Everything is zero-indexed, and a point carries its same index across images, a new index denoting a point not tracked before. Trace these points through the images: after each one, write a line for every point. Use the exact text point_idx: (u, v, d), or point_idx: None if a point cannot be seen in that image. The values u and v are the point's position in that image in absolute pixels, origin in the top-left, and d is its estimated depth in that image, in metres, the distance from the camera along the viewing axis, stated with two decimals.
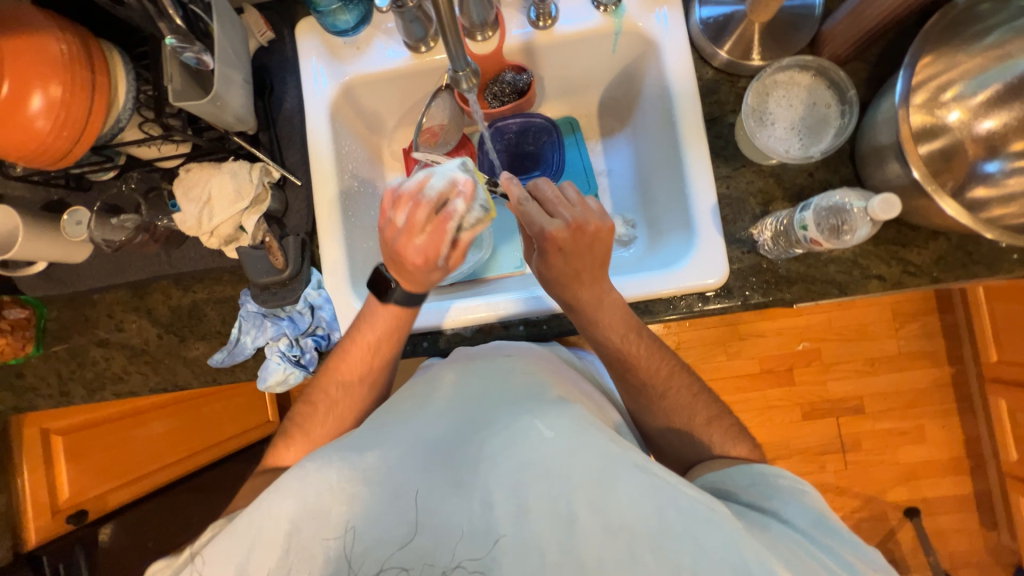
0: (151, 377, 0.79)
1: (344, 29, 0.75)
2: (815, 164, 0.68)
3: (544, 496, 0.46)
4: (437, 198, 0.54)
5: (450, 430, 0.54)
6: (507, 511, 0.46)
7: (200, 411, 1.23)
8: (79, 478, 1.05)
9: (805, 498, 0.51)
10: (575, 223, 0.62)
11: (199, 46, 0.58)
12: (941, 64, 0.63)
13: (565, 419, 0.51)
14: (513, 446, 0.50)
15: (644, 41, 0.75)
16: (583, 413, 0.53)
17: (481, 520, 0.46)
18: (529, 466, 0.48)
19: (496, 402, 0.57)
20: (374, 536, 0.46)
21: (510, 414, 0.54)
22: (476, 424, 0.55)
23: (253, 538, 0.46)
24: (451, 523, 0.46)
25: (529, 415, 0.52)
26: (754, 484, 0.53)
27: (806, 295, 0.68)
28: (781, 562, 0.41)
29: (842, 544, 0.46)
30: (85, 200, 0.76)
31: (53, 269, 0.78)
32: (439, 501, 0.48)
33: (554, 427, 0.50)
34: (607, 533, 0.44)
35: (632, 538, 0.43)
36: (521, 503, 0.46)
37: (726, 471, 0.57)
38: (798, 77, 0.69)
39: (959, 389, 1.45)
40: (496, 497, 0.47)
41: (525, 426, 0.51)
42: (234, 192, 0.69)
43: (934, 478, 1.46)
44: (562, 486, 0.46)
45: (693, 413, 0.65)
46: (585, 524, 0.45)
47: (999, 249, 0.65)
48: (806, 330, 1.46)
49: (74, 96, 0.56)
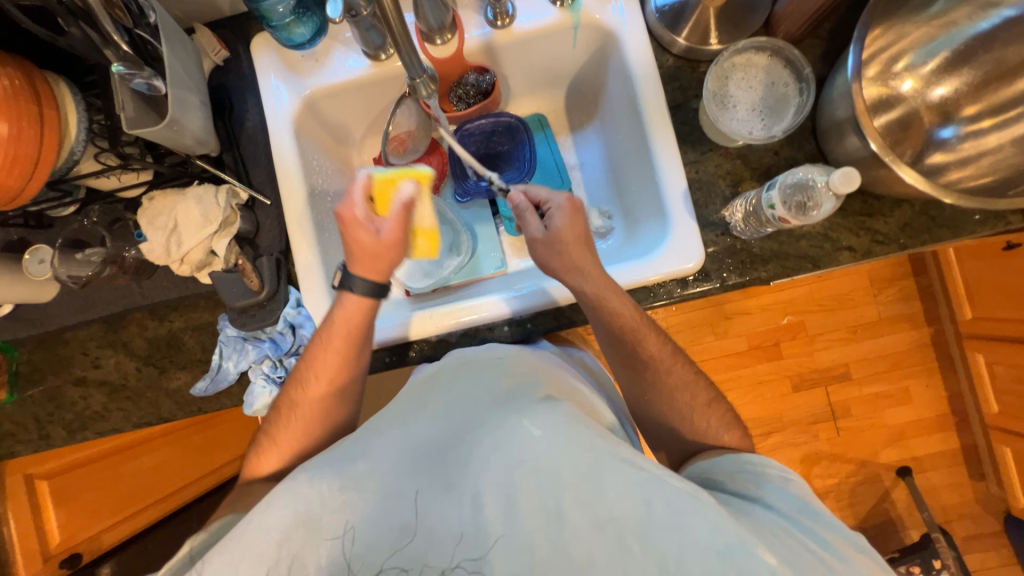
0: (133, 412, 0.77)
1: (301, 42, 0.74)
2: (779, 142, 0.70)
3: (534, 494, 0.46)
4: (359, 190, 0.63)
5: (437, 437, 0.54)
6: (497, 511, 0.46)
7: (189, 441, 1.18)
8: (70, 522, 1.04)
9: (789, 487, 0.52)
10: (567, 238, 0.65)
11: (149, 72, 0.57)
12: (891, 35, 0.64)
13: (553, 416, 0.51)
14: (501, 448, 0.49)
15: (603, 33, 0.75)
16: (571, 410, 0.53)
17: (471, 520, 0.46)
18: (515, 465, 0.48)
19: (484, 405, 0.57)
20: (370, 540, 0.46)
21: (497, 415, 0.54)
22: (466, 428, 0.55)
23: (243, 554, 0.45)
24: (443, 525, 0.46)
25: (517, 416, 0.52)
26: (741, 474, 0.55)
27: (781, 272, 0.69)
28: (764, 543, 0.42)
29: (825, 527, 0.47)
30: (46, 237, 0.74)
31: (20, 310, 0.76)
32: (429, 503, 0.48)
33: (542, 425, 0.50)
34: (595, 527, 0.44)
35: (620, 531, 0.44)
36: (511, 500, 0.46)
37: (715, 460, 0.58)
38: (755, 59, 0.70)
39: (940, 348, 1.49)
40: (486, 496, 0.47)
41: (513, 426, 0.51)
42: (201, 217, 0.67)
43: (922, 436, 1.50)
44: (550, 482, 0.46)
45: (681, 397, 0.66)
46: (575, 520, 0.45)
47: (960, 212, 0.67)
48: (789, 304, 1.49)
49: (22, 131, 0.54)
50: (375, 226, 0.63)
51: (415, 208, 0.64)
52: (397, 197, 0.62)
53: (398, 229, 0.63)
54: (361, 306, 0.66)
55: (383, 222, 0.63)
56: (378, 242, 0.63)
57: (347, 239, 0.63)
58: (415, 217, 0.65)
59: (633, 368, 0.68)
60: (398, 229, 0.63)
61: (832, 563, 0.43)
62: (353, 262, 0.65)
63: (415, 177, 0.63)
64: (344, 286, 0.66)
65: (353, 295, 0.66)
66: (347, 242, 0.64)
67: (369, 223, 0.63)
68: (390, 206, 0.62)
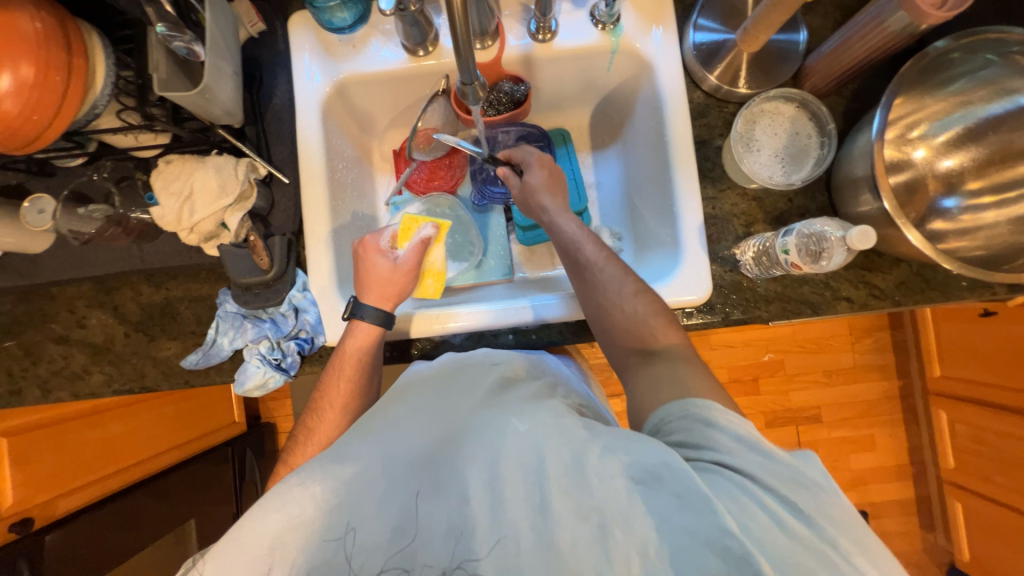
0: (115, 377, 0.74)
1: (342, 26, 0.74)
2: (794, 190, 0.72)
3: (519, 487, 0.46)
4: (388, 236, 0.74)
5: (428, 433, 0.53)
6: (483, 504, 0.47)
7: (161, 411, 1.19)
8: (28, 482, 0.91)
9: (737, 431, 0.47)
10: (538, 187, 0.74)
11: (190, 36, 0.56)
12: (913, 104, 0.67)
13: (539, 415, 0.52)
14: (489, 442, 0.50)
15: (639, 61, 0.77)
16: (556, 406, 0.54)
17: (458, 514, 0.47)
18: (502, 456, 0.48)
19: (472, 397, 0.56)
20: (376, 542, 0.47)
21: (485, 411, 0.54)
22: (456, 423, 0.54)
23: (242, 558, 0.46)
24: (435, 524, 0.47)
25: (506, 414, 0.53)
26: (683, 424, 0.49)
27: (782, 313, 0.71)
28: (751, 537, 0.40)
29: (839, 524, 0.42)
30: (47, 186, 0.72)
31: (8, 258, 0.73)
32: (424, 503, 0.48)
33: (528, 422, 0.51)
34: (579, 517, 0.44)
35: (602, 518, 0.43)
36: (497, 494, 0.47)
37: (661, 406, 0.53)
38: (783, 108, 0.72)
39: (906, 401, 1.56)
40: (472, 492, 0.47)
41: (501, 423, 0.52)
42: (218, 188, 0.66)
43: (881, 483, 1.57)
44: (536, 473, 0.46)
45: (621, 327, 0.63)
46: (559, 508, 0.45)
47: (952, 277, 0.71)
48: (771, 342, 1.54)
49: (47, 77, 0.52)
50: (394, 255, 0.73)
51: (427, 250, 0.76)
52: (417, 233, 0.74)
53: (413, 258, 0.73)
54: (370, 335, 0.68)
55: (401, 252, 0.74)
56: (393, 270, 0.72)
57: (366, 264, 0.72)
58: (428, 260, 0.76)
59: (576, 278, 0.68)
60: (413, 258, 0.73)
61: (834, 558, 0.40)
62: (365, 292, 0.70)
63: (436, 224, 0.76)
64: (352, 315, 0.69)
65: (363, 324, 0.68)
66: (364, 269, 0.71)
67: (389, 253, 0.73)
68: (409, 240, 0.75)
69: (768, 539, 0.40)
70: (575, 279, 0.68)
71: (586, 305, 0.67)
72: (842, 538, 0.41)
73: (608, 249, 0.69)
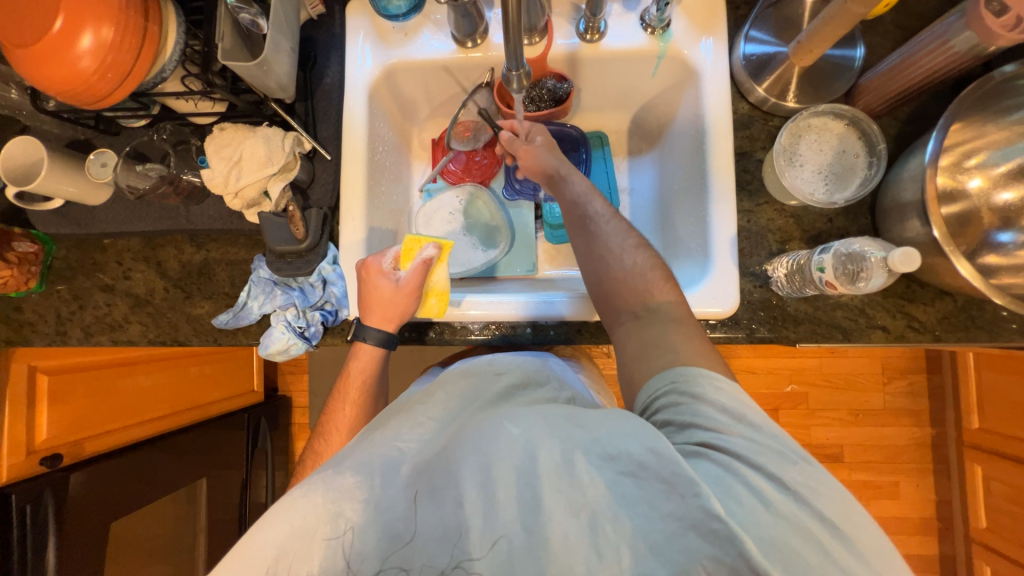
0: (150, 329, 0.78)
1: (396, 14, 0.77)
2: (835, 210, 0.70)
3: (511, 488, 0.46)
4: (391, 258, 0.72)
5: (425, 448, 0.53)
6: (477, 508, 0.46)
7: (187, 370, 1.25)
8: (60, 420, 0.97)
9: (722, 401, 0.48)
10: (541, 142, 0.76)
11: (256, 10, 0.61)
12: (974, 131, 0.64)
13: (531, 417, 0.51)
14: (482, 444, 0.48)
15: (686, 68, 0.76)
16: (549, 408, 0.53)
17: (453, 517, 0.46)
18: (494, 459, 0.47)
19: (472, 404, 0.58)
20: (375, 541, 0.47)
21: (479, 417, 0.54)
22: (452, 433, 0.54)
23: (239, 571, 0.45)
24: (432, 528, 0.47)
25: (499, 418, 0.52)
26: (667, 399, 0.51)
27: (811, 336, 0.69)
28: (734, 516, 0.41)
29: (815, 483, 0.43)
30: (111, 143, 0.77)
31: (69, 207, 0.78)
32: (424, 506, 0.48)
33: (521, 425, 0.50)
34: (571, 513, 0.44)
35: (592, 514, 0.43)
36: (490, 496, 0.46)
37: (646, 385, 0.54)
38: (831, 124, 0.70)
39: (937, 450, 1.47)
40: (466, 495, 0.46)
41: (494, 426, 0.51)
42: (265, 157, 0.70)
43: (902, 534, 1.48)
44: (527, 474, 0.46)
45: (621, 277, 0.63)
46: (551, 506, 0.44)
47: (1001, 317, 0.67)
48: (796, 373, 1.48)
49: (125, 38, 0.56)
50: (395, 276, 0.70)
51: (430, 271, 0.72)
52: (419, 253, 0.71)
53: (414, 281, 0.70)
54: (371, 352, 0.72)
55: (402, 273, 0.71)
56: (395, 291, 0.70)
57: (367, 286, 0.70)
58: (432, 279, 0.72)
59: (580, 229, 0.68)
60: (415, 280, 0.70)
61: (810, 524, 0.41)
62: (369, 314, 0.71)
63: (438, 243, 0.73)
64: (357, 337, 0.72)
65: (365, 344, 0.72)
66: (367, 291, 0.70)
67: (391, 274, 0.70)
68: (412, 261, 0.72)
69: (754, 517, 0.41)
70: (579, 231, 0.68)
71: (585, 258, 0.67)
72: (823, 504, 0.42)
73: (614, 207, 0.69)
